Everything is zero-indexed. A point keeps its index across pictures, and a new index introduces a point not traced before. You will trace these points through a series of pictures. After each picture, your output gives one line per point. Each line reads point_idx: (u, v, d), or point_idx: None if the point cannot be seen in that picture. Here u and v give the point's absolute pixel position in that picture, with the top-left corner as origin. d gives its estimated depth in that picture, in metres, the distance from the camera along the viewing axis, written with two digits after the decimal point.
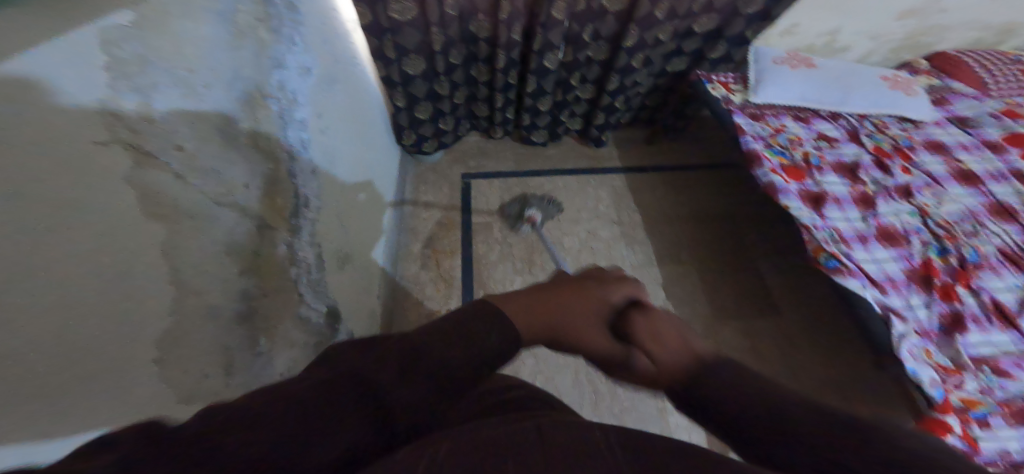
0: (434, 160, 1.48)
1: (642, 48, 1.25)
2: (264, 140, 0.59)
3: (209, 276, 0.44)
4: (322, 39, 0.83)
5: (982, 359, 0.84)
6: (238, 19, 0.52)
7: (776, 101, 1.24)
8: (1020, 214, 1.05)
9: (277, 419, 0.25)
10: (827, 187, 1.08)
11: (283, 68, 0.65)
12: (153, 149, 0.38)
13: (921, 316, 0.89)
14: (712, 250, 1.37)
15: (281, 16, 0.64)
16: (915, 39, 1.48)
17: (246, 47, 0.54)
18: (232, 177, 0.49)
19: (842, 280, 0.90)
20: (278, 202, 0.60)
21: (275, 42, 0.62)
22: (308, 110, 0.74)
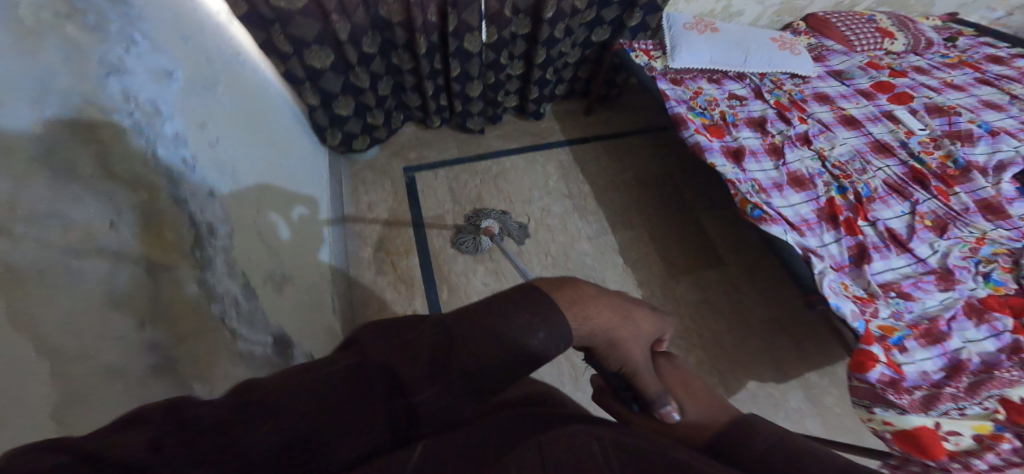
0: (370, 157, 1.49)
1: (563, 17, 1.34)
2: (124, 167, 0.53)
3: (93, 333, 0.41)
4: (181, 34, 0.77)
5: (888, 285, 0.98)
6: (23, 16, 0.45)
7: (691, 65, 1.45)
8: (896, 149, 1.27)
9: (299, 404, 0.28)
10: (742, 141, 1.25)
11: (123, 75, 0.59)
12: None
13: (834, 251, 1.03)
14: (660, 213, 1.45)
15: (99, 12, 0.57)
16: (791, 3, 1.81)
17: (47, 52, 0.47)
18: (83, 219, 0.44)
19: (767, 228, 1.03)
20: (166, 236, 0.57)
21: (97, 42, 0.55)
22: (178, 121, 0.70)
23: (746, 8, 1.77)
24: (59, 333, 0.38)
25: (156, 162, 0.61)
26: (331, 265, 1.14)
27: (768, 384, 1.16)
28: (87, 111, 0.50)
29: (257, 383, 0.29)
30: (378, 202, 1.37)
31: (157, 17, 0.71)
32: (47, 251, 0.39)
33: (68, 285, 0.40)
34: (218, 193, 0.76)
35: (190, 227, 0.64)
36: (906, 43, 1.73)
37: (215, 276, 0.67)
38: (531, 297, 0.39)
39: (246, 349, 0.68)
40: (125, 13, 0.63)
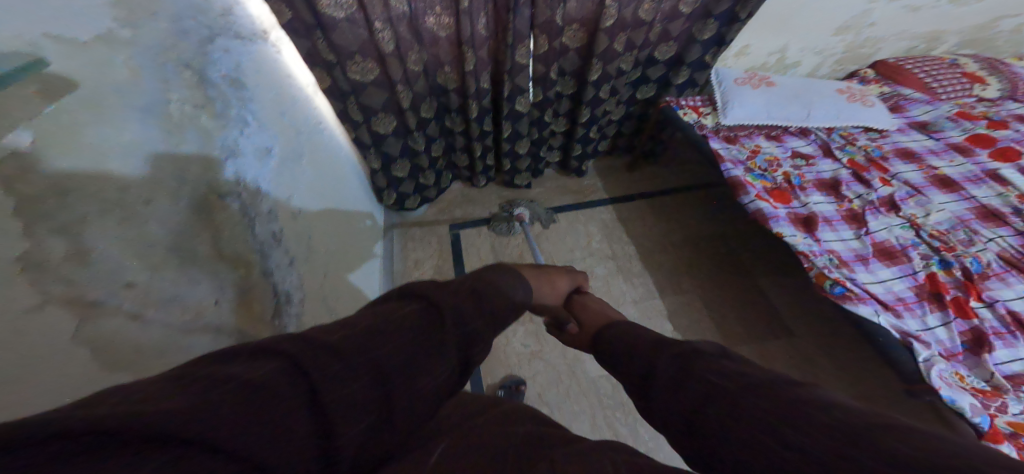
0: (418, 214, 1.56)
1: (608, 79, 1.36)
2: (228, 245, 0.62)
3: None
4: (279, 110, 0.88)
5: (1018, 378, 0.85)
6: (171, 113, 0.56)
7: (746, 121, 1.39)
8: (1008, 216, 1.13)
9: (385, 347, 0.32)
10: (813, 207, 1.17)
11: (238, 157, 0.69)
12: (96, 297, 0.41)
13: (942, 336, 0.90)
14: (713, 276, 1.37)
15: (224, 97, 0.69)
16: (854, 51, 1.73)
17: (186, 141, 0.57)
18: (196, 300, 0.54)
19: (852, 307, 0.93)
20: (253, 309, 0.65)
21: (221, 126, 0.66)
22: (272, 195, 0.79)
23: (803, 59, 1.71)
24: None
25: (252, 238, 0.69)
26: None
27: None
28: (208, 195, 0.59)
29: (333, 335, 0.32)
30: (425, 258, 1.42)
31: (264, 96, 0.83)
32: (166, 333, 0.49)
33: None
34: (297, 263, 0.84)
35: (273, 299, 0.72)
36: (1001, 89, 1.58)
37: None
38: (506, 268, 0.51)
39: None
40: (240, 95, 0.74)
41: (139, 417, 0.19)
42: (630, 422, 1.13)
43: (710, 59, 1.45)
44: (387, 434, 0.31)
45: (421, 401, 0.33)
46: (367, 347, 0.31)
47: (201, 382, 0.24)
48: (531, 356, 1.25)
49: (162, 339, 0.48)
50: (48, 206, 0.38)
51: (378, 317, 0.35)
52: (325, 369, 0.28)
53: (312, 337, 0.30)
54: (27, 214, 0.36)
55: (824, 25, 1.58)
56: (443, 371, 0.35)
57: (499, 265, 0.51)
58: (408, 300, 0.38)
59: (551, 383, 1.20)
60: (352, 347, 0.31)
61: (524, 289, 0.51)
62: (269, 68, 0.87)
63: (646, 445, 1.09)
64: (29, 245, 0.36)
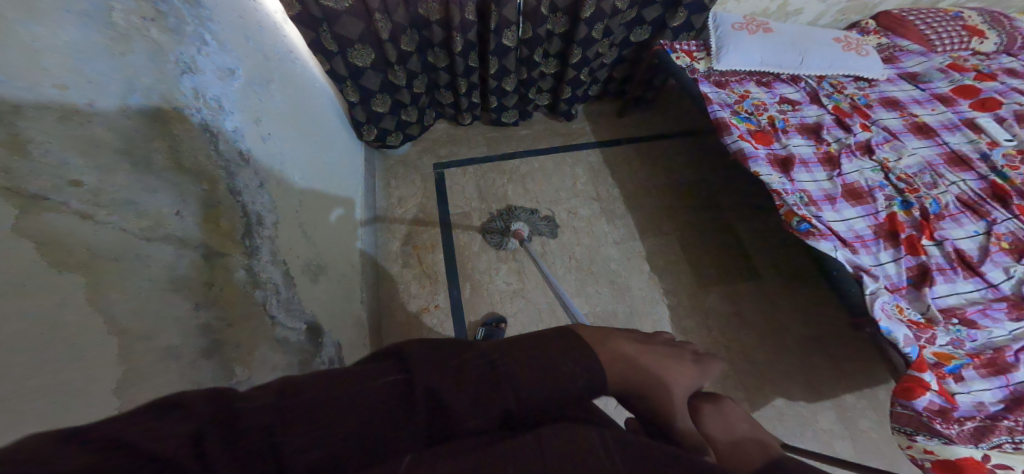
0: (401, 152, 1.53)
1: (602, 18, 1.29)
2: (191, 160, 0.59)
3: (150, 315, 0.47)
4: (244, 34, 0.83)
5: (949, 310, 0.92)
6: (116, 21, 0.51)
7: (739, 67, 1.37)
8: (974, 162, 1.18)
9: (343, 420, 0.32)
10: (792, 149, 1.19)
11: (196, 73, 0.65)
12: (38, 190, 0.38)
13: (890, 271, 0.97)
14: (693, 221, 1.40)
15: (178, 13, 0.63)
16: (861, 2, 1.66)
17: (134, 52, 0.53)
18: (155, 206, 0.50)
19: (814, 243, 0.98)
20: (223, 225, 0.63)
21: (176, 43, 0.62)
22: (238, 116, 0.76)
23: (805, 7, 1.64)
24: (128, 311, 0.44)
25: (216, 154, 0.66)
26: (362, 247, 1.19)
27: (798, 402, 1.10)
28: (163, 106, 0.56)
29: (304, 388, 0.33)
30: (407, 196, 1.40)
31: (225, 18, 0.77)
32: (121, 237, 0.45)
33: (134, 268, 0.46)
34: (269, 186, 0.82)
35: (241, 217, 0.69)
36: (998, 43, 1.56)
37: (260, 263, 0.72)
38: (564, 335, 0.42)
39: (282, 336, 0.73)
40: (198, 15, 0.68)
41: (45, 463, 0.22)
42: None
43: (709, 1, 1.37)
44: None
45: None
46: (292, 421, 0.30)
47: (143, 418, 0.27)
48: (513, 294, 1.23)
49: (117, 242, 0.45)
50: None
51: (343, 383, 0.34)
52: (230, 441, 0.28)
53: (250, 399, 0.31)
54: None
55: None
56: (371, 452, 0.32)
57: (569, 331, 0.43)
58: (388, 369, 0.36)
59: (531, 321, 1.19)
60: (275, 418, 0.30)
61: (590, 368, 0.40)
62: None
63: None
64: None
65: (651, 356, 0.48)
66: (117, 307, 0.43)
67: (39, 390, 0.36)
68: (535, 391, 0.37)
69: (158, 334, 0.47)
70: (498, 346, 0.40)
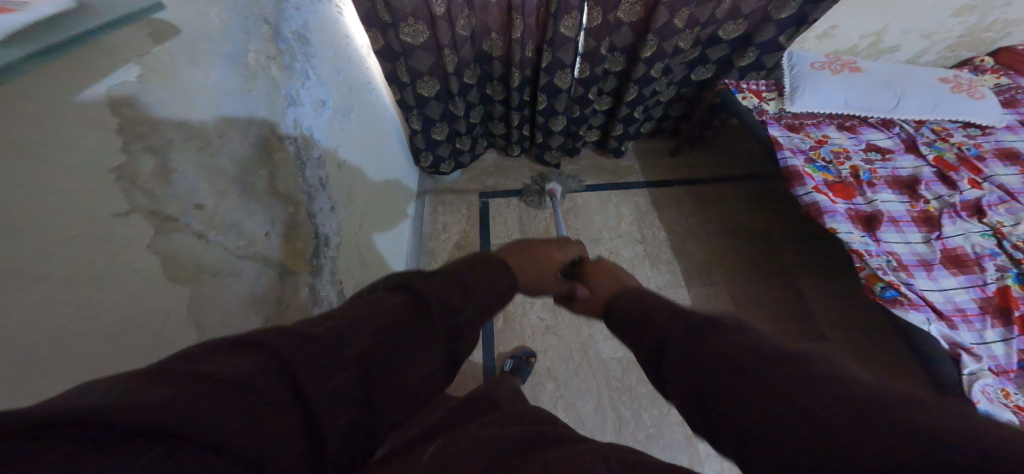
0: (450, 181, 1.58)
1: (663, 57, 1.27)
2: (283, 186, 0.68)
3: (230, 329, 0.52)
4: (337, 69, 0.94)
5: None
6: (249, 61, 0.61)
7: (816, 109, 1.27)
8: None
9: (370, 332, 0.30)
10: (880, 205, 1.06)
11: (297, 105, 0.75)
12: (173, 213, 0.44)
13: (997, 352, 0.83)
14: (749, 272, 1.30)
15: (292, 52, 0.74)
16: (974, 36, 1.48)
17: (258, 89, 0.63)
18: (251, 228, 0.57)
19: (902, 313, 0.85)
20: (298, 246, 0.70)
21: (287, 78, 0.72)
22: (323, 144, 0.85)
23: (904, 43, 1.48)
24: (215, 325, 0.50)
25: (302, 180, 0.74)
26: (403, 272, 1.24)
27: None
28: (270, 136, 0.65)
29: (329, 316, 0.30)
30: (451, 224, 1.45)
31: (323, 54, 0.88)
32: (225, 256, 0.52)
33: (228, 285, 0.52)
34: (339, 209, 0.89)
35: (314, 239, 0.76)
36: None
37: (321, 282, 0.78)
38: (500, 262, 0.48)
39: None
40: (305, 51, 0.80)
41: (95, 415, 0.17)
42: (635, 406, 1.12)
43: (783, 40, 1.29)
44: (374, 427, 0.30)
45: (402, 393, 0.32)
46: (362, 331, 0.30)
47: (173, 375, 0.22)
48: (545, 330, 1.25)
49: (221, 262, 0.51)
50: (144, 128, 0.42)
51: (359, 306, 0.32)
52: (316, 357, 0.26)
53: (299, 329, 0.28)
54: (127, 132, 0.40)
55: (940, 3, 1.35)
56: (417, 364, 0.33)
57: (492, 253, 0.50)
58: (392, 292, 0.35)
59: (562, 358, 1.20)
60: (341, 332, 0.29)
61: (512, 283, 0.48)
62: (331, 31, 0.92)
63: (646, 430, 1.08)
64: (125, 160, 0.39)
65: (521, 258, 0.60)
66: (209, 320, 0.49)
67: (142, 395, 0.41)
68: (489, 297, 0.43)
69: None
70: (452, 267, 0.43)
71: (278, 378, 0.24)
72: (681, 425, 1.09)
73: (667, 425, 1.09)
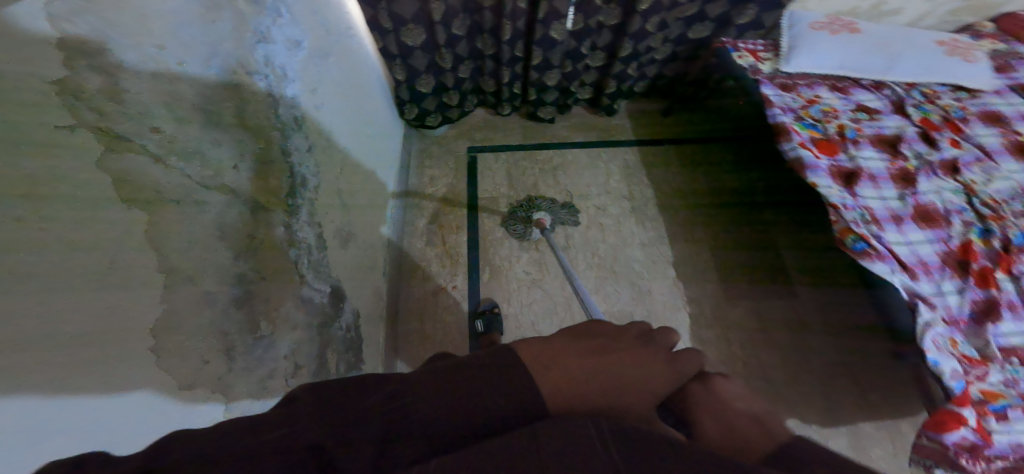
0: (438, 133, 1.56)
1: (659, 10, 1.23)
2: (254, 121, 0.67)
3: (201, 262, 0.51)
4: (313, 9, 0.90)
5: (1011, 350, 0.84)
6: None
7: (811, 70, 1.23)
8: None
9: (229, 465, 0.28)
10: (861, 162, 1.06)
11: (268, 43, 0.72)
12: (124, 132, 0.42)
13: (950, 302, 0.87)
14: (730, 231, 1.32)
15: None
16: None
17: (222, 20, 0.61)
18: (217, 158, 0.57)
19: (869, 264, 0.88)
20: (270, 183, 0.69)
21: (256, 14, 0.69)
22: (299, 85, 0.82)
23: (907, 6, 1.45)
24: (183, 259, 0.48)
25: (275, 116, 0.73)
26: (388, 225, 1.23)
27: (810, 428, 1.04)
28: (238, 71, 0.63)
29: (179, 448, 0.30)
30: (438, 177, 1.44)
31: None
32: (186, 183, 0.50)
33: (193, 215, 0.51)
34: (316, 151, 0.88)
35: (288, 177, 0.75)
36: None
37: (298, 223, 0.78)
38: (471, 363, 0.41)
39: (308, 295, 0.77)
40: None
41: None
42: None
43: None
44: None
45: None
46: None
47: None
48: (531, 283, 1.23)
49: (183, 187, 0.49)
50: (91, 46, 0.40)
51: (238, 437, 0.31)
52: None
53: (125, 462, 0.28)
54: (68, 48, 0.37)
55: None
56: None
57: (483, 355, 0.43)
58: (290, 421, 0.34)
59: (547, 312, 1.19)
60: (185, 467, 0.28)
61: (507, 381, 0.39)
62: None
63: None
64: (66, 74, 0.37)
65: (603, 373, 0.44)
66: (172, 249, 0.46)
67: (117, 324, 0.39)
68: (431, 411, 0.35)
69: (199, 277, 0.50)
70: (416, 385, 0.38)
71: None
72: None
73: None
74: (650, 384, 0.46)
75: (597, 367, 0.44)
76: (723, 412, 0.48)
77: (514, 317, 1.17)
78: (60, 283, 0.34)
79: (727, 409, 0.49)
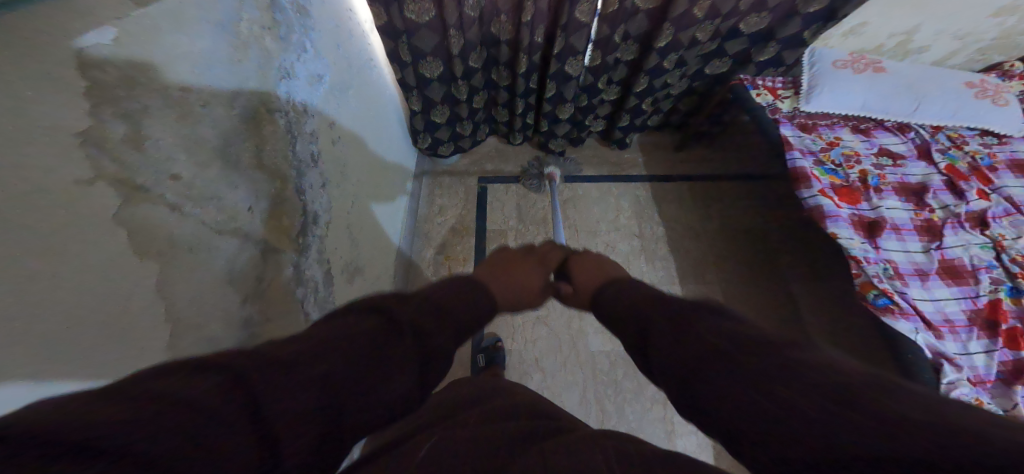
0: (450, 162, 1.57)
1: (677, 48, 1.21)
2: (269, 161, 0.66)
3: (201, 309, 0.50)
4: (336, 42, 0.91)
5: None
6: (241, 31, 0.59)
7: (832, 109, 1.20)
8: None
9: (349, 357, 0.32)
10: (884, 211, 1.03)
11: (292, 79, 0.74)
12: (141, 183, 0.42)
13: (977, 362, 0.83)
14: (742, 272, 1.29)
15: (289, 23, 0.73)
16: (1009, 39, 1.38)
17: (248, 60, 0.62)
18: (233, 202, 0.56)
19: (891, 322, 0.84)
20: (283, 222, 0.69)
21: (282, 50, 0.70)
22: (318, 120, 0.83)
23: (935, 43, 1.38)
24: (185, 305, 0.48)
25: (292, 154, 0.73)
26: (399, 245, 1.25)
27: None
28: (259, 108, 0.64)
29: (287, 346, 0.30)
30: (448, 206, 1.44)
31: (322, 25, 0.85)
32: (201, 230, 0.50)
33: (201, 258, 0.50)
34: (330, 188, 0.88)
35: (301, 216, 0.75)
36: None
37: (307, 261, 0.77)
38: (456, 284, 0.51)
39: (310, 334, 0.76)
40: (304, 23, 0.78)
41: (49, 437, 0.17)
42: (619, 400, 1.13)
43: (810, 36, 1.22)
44: (333, 451, 0.29)
45: (375, 412, 0.32)
46: (330, 362, 0.30)
47: (135, 395, 0.22)
48: (536, 320, 1.25)
49: (196, 237, 0.49)
50: (118, 92, 0.40)
51: (332, 328, 0.34)
52: (282, 384, 0.27)
53: (264, 357, 0.28)
54: (96, 96, 0.38)
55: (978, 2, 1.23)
56: (393, 384, 0.34)
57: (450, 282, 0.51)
58: (364, 314, 0.37)
59: (551, 349, 1.20)
60: (307, 359, 0.29)
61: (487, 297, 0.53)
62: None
63: (628, 426, 1.10)
64: (90, 124, 0.37)
65: (507, 272, 0.66)
66: (178, 294, 0.47)
67: (112, 370, 0.39)
68: (456, 308, 0.46)
69: (202, 325, 0.50)
70: (434, 295, 0.46)
71: (238, 402, 0.24)
72: (662, 422, 1.10)
73: (648, 422, 1.10)
74: (532, 279, 0.68)
75: (503, 273, 0.65)
76: (586, 265, 0.68)
77: (517, 355, 1.19)
78: (46, 339, 0.34)
79: (586, 264, 0.68)
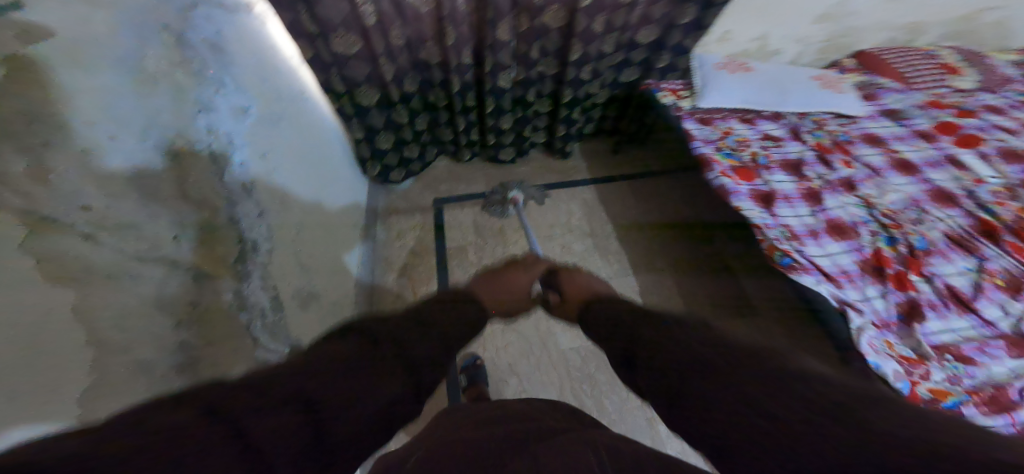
0: (404, 188, 1.58)
1: (589, 60, 1.36)
2: (196, 190, 0.62)
3: (134, 338, 0.45)
4: (260, 77, 0.90)
5: (944, 347, 0.94)
6: (146, 67, 0.56)
7: (722, 105, 1.39)
8: (960, 199, 1.20)
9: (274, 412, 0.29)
10: (775, 185, 1.21)
11: (211, 112, 0.71)
12: (48, 213, 0.37)
13: (877, 306, 0.98)
14: (687, 255, 1.42)
15: (202, 59, 0.71)
16: (837, 41, 1.71)
17: (158, 94, 0.58)
18: (155, 231, 0.51)
19: (797, 277, 1.00)
20: (217, 250, 0.64)
21: (197, 85, 0.68)
22: (245, 151, 0.80)
23: (785, 48, 1.68)
24: (115, 333, 0.43)
25: (220, 185, 0.69)
26: (358, 272, 1.23)
27: None
28: (176, 141, 0.60)
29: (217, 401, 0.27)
30: (405, 230, 1.44)
31: (242, 61, 0.84)
32: (118, 258, 0.45)
33: (123, 288, 0.45)
34: (268, 216, 0.85)
35: (238, 243, 0.71)
36: (977, 81, 1.59)
37: (250, 287, 0.73)
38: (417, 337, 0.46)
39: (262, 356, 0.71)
40: (220, 60, 0.76)
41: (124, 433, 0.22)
42: (597, 395, 1.16)
43: (690, 43, 1.44)
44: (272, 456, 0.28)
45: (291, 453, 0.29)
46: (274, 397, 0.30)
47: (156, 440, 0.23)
48: (505, 328, 1.27)
49: (115, 265, 0.44)
50: (16, 125, 0.35)
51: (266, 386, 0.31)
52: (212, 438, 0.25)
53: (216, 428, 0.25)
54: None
55: (805, 13, 1.55)
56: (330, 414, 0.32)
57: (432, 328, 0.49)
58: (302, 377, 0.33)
59: (525, 353, 1.22)
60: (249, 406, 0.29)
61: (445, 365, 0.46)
62: (251, 39, 0.88)
63: (609, 417, 1.13)
64: None
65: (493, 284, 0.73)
66: (98, 326, 0.41)
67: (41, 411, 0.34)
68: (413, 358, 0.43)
69: (136, 348, 0.45)
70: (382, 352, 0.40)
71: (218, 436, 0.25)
72: (641, 408, 1.15)
73: (627, 410, 1.14)
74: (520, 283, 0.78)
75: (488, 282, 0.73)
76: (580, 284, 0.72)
77: (490, 362, 1.20)
78: None
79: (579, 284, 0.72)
